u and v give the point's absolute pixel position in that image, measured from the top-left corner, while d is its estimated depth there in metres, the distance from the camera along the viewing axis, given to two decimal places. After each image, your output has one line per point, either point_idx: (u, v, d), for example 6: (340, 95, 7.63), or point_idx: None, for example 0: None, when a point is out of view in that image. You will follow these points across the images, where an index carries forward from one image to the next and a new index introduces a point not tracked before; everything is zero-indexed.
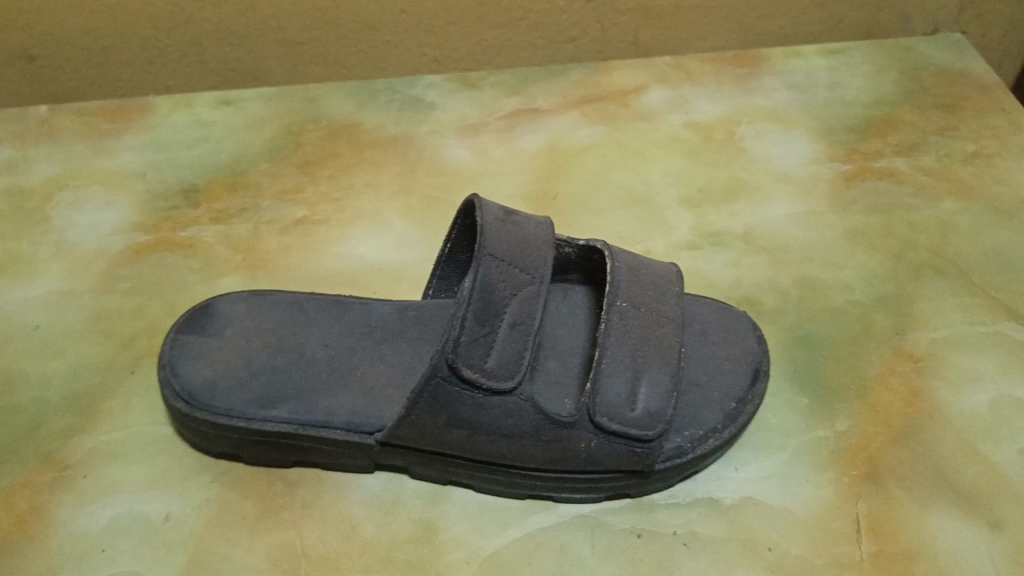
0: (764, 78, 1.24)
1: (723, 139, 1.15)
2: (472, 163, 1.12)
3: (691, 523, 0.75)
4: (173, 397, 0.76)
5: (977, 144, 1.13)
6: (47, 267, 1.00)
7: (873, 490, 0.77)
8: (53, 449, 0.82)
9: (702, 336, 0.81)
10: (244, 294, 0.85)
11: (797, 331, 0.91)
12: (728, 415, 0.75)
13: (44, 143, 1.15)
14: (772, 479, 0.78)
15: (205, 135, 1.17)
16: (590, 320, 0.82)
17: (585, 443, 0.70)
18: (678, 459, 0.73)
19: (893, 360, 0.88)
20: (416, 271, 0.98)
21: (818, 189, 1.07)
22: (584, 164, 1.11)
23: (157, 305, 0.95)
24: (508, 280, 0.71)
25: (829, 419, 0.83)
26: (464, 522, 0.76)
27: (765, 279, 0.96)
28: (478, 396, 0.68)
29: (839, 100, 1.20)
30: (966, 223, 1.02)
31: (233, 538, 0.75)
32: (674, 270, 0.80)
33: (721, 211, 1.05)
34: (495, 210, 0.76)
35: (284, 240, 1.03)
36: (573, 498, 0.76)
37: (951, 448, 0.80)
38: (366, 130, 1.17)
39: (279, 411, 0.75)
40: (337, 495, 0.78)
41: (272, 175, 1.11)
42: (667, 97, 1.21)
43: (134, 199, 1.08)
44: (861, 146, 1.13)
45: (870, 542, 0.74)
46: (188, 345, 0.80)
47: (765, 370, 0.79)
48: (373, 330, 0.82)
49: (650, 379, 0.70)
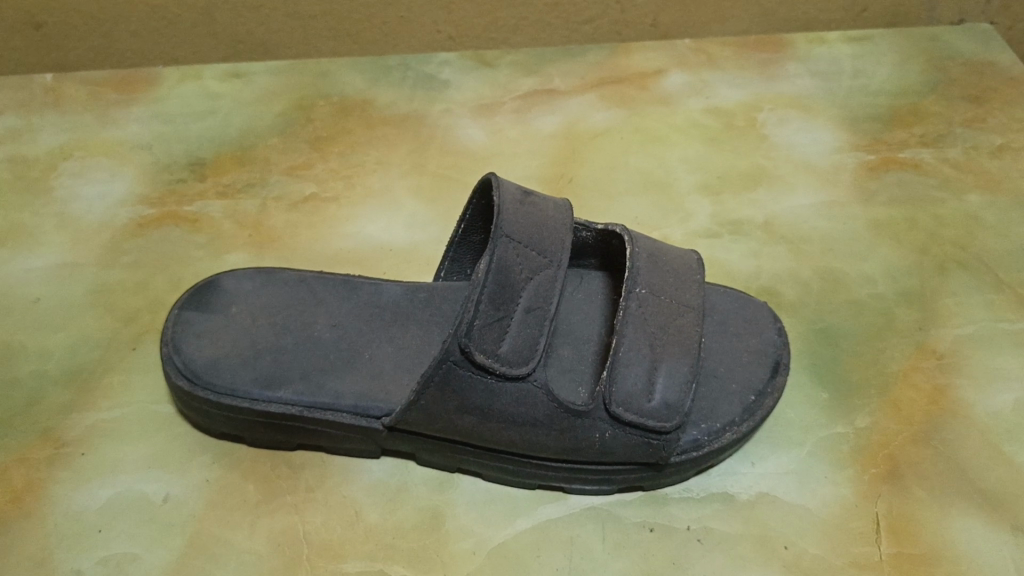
0: (787, 64, 1.21)
1: (744, 126, 1.12)
2: (486, 144, 1.09)
3: (705, 519, 0.73)
4: (174, 375, 0.74)
5: (1005, 137, 1.10)
6: (50, 239, 0.97)
7: (894, 489, 0.75)
8: (52, 425, 0.80)
9: (720, 327, 0.78)
10: (250, 271, 0.83)
11: (817, 325, 0.88)
12: (747, 408, 0.72)
13: (49, 112, 1.13)
14: (790, 475, 0.76)
15: (213, 108, 1.14)
16: (606, 308, 0.79)
17: (600, 433, 0.68)
18: (694, 452, 0.71)
19: (916, 356, 0.85)
20: (428, 251, 0.96)
21: (841, 179, 1.04)
22: (602, 148, 1.08)
23: (161, 281, 0.93)
24: (525, 263, 0.68)
25: (849, 416, 0.80)
26: (472, 511, 0.74)
27: (786, 270, 0.94)
28: (491, 381, 0.66)
29: (864, 88, 1.17)
30: (993, 217, 1.00)
31: (234, 521, 0.73)
32: (695, 257, 0.78)
33: (741, 199, 1.02)
34: (513, 190, 0.74)
35: (292, 217, 1.00)
36: (585, 489, 0.73)
37: (974, 448, 0.78)
38: (378, 107, 1.14)
39: (284, 392, 0.73)
40: (341, 480, 0.76)
41: (281, 150, 1.08)
42: (688, 81, 1.18)
43: (140, 171, 1.05)
44: (885, 136, 1.10)
45: (889, 543, 0.71)
46: (192, 321, 0.78)
47: (785, 362, 0.76)
48: (382, 311, 0.80)
49: (669, 369, 0.68)
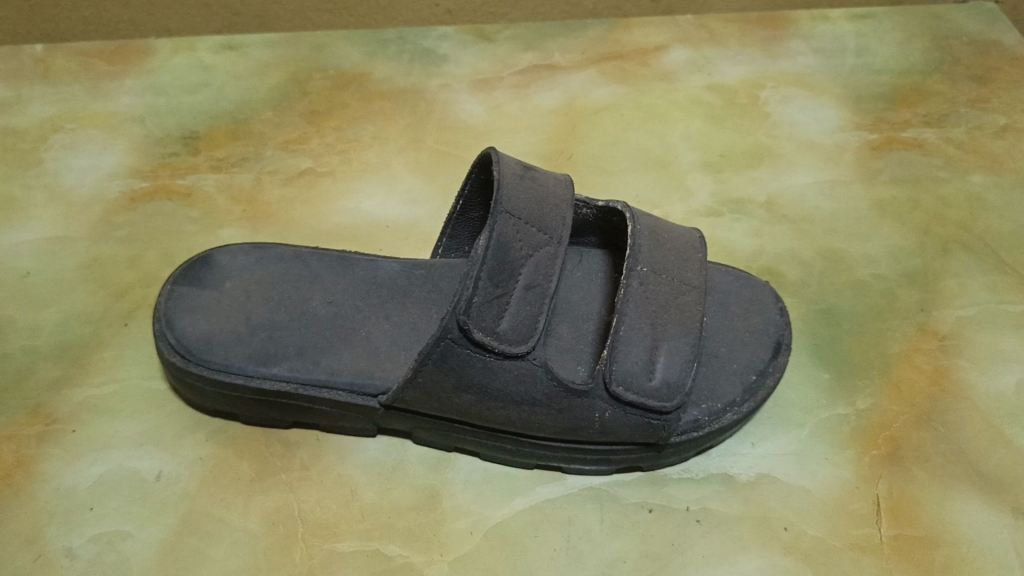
0: (790, 41, 1.19)
1: (746, 103, 1.10)
2: (484, 119, 1.08)
3: (704, 500, 0.72)
4: (167, 351, 0.72)
5: (1009, 117, 1.08)
6: (40, 212, 0.96)
7: (895, 471, 0.74)
8: (43, 401, 0.79)
9: (721, 306, 0.77)
10: (244, 246, 0.81)
11: (819, 304, 0.87)
12: (747, 389, 0.72)
13: (39, 83, 1.11)
14: (790, 457, 0.75)
15: (207, 80, 1.12)
16: (606, 286, 0.78)
17: (599, 413, 0.67)
18: (694, 433, 0.70)
19: (918, 337, 0.85)
20: (426, 228, 0.95)
21: (844, 157, 1.03)
22: (602, 124, 1.07)
23: (154, 255, 0.92)
24: (524, 239, 0.67)
25: (850, 397, 0.80)
26: (469, 490, 0.73)
27: (787, 249, 0.93)
28: (489, 359, 0.65)
29: (868, 66, 1.16)
30: (996, 198, 0.99)
31: (228, 499, 0.72)
32: (697, 235, 0.76)
33: (743, 177, 1.01)
34: (514, 165, 0.72)
35: (288, 192, 0.99)
36: (583, 469, 0.73)
37: (975, 431, 0.77)
38: (375, 81, 1.13)
39: (278, 368, 0.71)
40: (336, 458, 0.75)
41: (276, 124, 1.06)
42: (689, 57, 1.17)
43: (133, 144, 1.03)
44: (889, 114, 1.09)
45: (889, 525, 0.71)
46: (185, 296, 0.76)
47: (787, 342, 0.75)
48: (379, 288, 0.79)
49: (670, 348, 0.67)
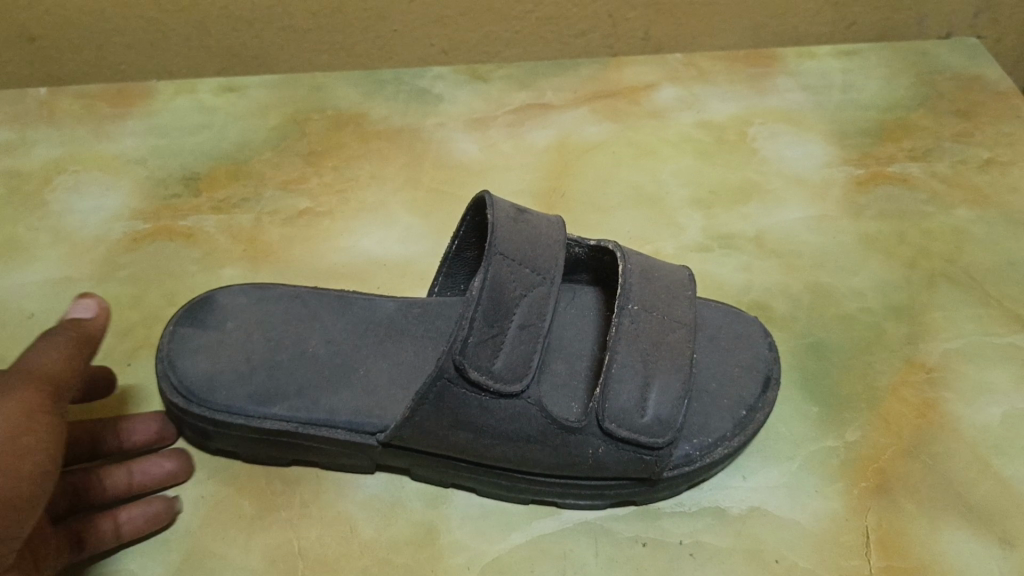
0: (777, 78, 1.22)
1: (735, 140, 1.13)
2: (479, 158, 1.10)
3: (697, 533, 0.74)
4: (170, 392, 0.74)
5: (991, 151, 1.11)
6: (45, 253, 0.98)
7: (884, 503, 0.76)
8: None
9: (711, 341, 0.79)
10: (245, 287, 0.83)
11: (808, 339, 0.89)
12: (738, 423, 0.73)
13: (43, 125, 1.13)
14: (781, 489, 0.77)
15: (208, 121, 1.14)
16: (599, 323, 0.80)
17: (593, 449, 0.68)
18: (686, 467, 0.72)
19: (905, 370, 0.86)
20: (422, 266, 0.97)
21: (832, 193, 1.05)
22: (594, 162, 1.09)
23: (157, 295, 0.93)
24: (518, 280, 0.69)
25: (839, 430, 0.81)
26: (466, 525, 0.74)
27: (777, 284, 0.95)
28: (485, 398, 0.66)
29: (854, 102, 1.18)
30: (981, 231, 1.01)
31: (229, 536, 0.74)
32: (686, 274, 0.78)
33: (733, 213, 1.03)
34: (507, 207, 0.74)
35: (288, 231, 1.01)
36: (578, 504, 0.74)
37: (962, 462, 0.79)
38: (372, 120, 1.15)
39: (279, 408, 0.73)
40: (336, 495, 0.76)
41: (275, 164, 1.09)
42: (679, 95, 1.19)
43: (135, 185, 1.06)
44: (874, 149, 1.11)
45: (879, 557, 0.72)
46: (187, 337, 0.78)
47: (776, 377, 0.77)
48: (377, 326, 0.81)
49: (661, 385, 0.69)
